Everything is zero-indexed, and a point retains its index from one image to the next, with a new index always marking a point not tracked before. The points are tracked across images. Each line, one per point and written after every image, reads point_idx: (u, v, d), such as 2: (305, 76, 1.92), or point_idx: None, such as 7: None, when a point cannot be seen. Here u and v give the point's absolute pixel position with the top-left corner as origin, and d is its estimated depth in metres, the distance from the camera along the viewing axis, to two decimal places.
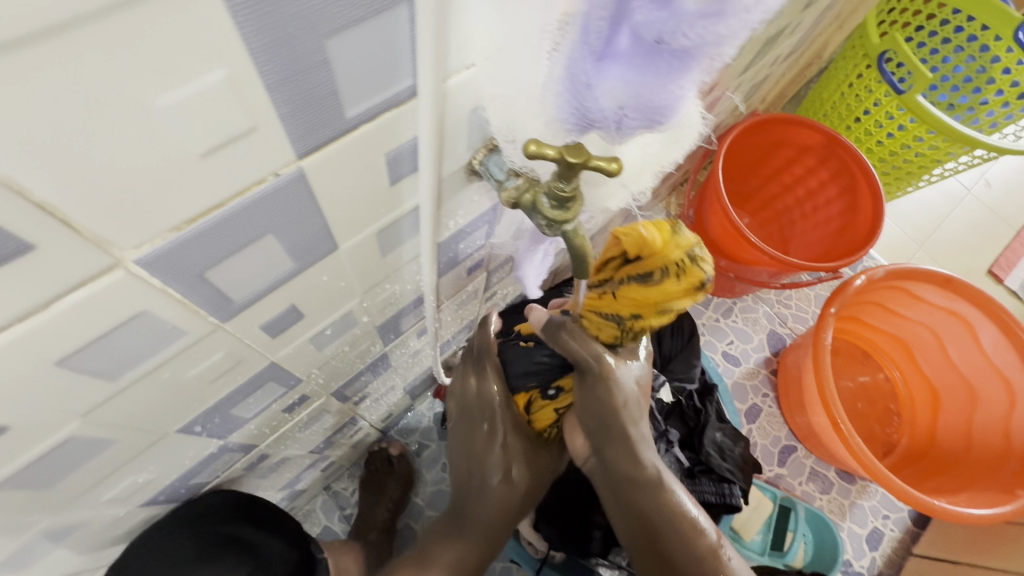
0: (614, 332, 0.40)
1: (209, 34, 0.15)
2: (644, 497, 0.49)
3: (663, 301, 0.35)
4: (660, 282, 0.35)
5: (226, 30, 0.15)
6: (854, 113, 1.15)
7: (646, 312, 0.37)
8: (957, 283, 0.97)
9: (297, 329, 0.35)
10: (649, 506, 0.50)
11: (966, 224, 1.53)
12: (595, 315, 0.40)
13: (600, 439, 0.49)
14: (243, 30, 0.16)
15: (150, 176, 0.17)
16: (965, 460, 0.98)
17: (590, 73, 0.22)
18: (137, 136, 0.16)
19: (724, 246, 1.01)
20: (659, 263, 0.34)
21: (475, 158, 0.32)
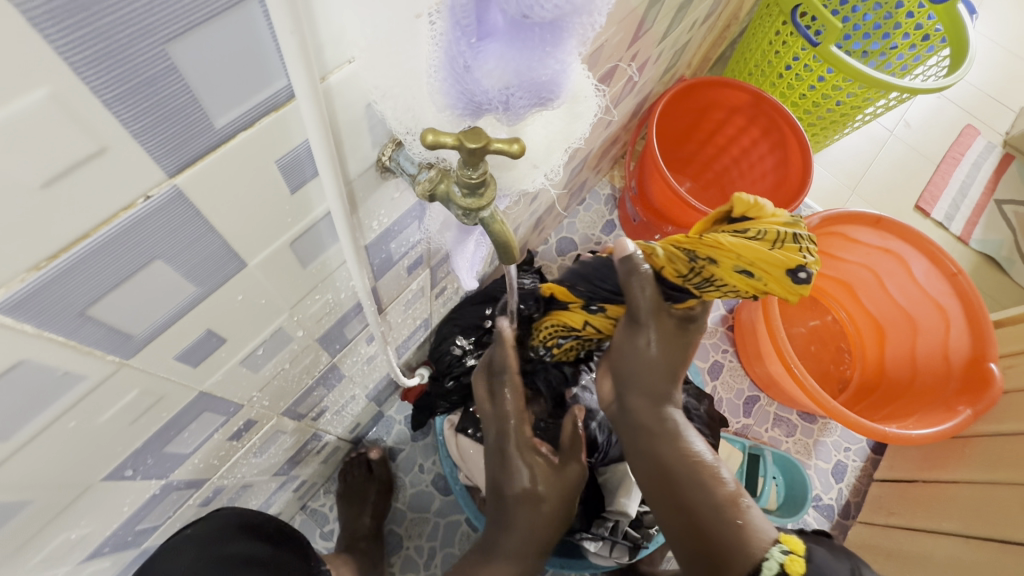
0: (679, 268, 0.47)
1: (9, 52, 0.14)
2: (662, 443, 0.55)
3: (748, 257, 0.42)
4: (757, 243, 0.42)
5: (32, 52, 0.14)
6: (776, 70, 1.19)
7: (725, 260, 0.43)
8: (887, 222, 1.02)
9: (221, 355, 0.33)
10: (667, 445, 0.55)
11: (892, 166, 1.62)
12: (675, 248, 0.47)
13: (624, 380, 0.55)
14: (55, 43, 0.14)
15: None
16: (913, 385, 1.05)
17: (467, 55, 0.21)
18: None
19: (667, 213, 1.04)
20: (766, 228, 0.42)
21: (383, 154, 0.31)
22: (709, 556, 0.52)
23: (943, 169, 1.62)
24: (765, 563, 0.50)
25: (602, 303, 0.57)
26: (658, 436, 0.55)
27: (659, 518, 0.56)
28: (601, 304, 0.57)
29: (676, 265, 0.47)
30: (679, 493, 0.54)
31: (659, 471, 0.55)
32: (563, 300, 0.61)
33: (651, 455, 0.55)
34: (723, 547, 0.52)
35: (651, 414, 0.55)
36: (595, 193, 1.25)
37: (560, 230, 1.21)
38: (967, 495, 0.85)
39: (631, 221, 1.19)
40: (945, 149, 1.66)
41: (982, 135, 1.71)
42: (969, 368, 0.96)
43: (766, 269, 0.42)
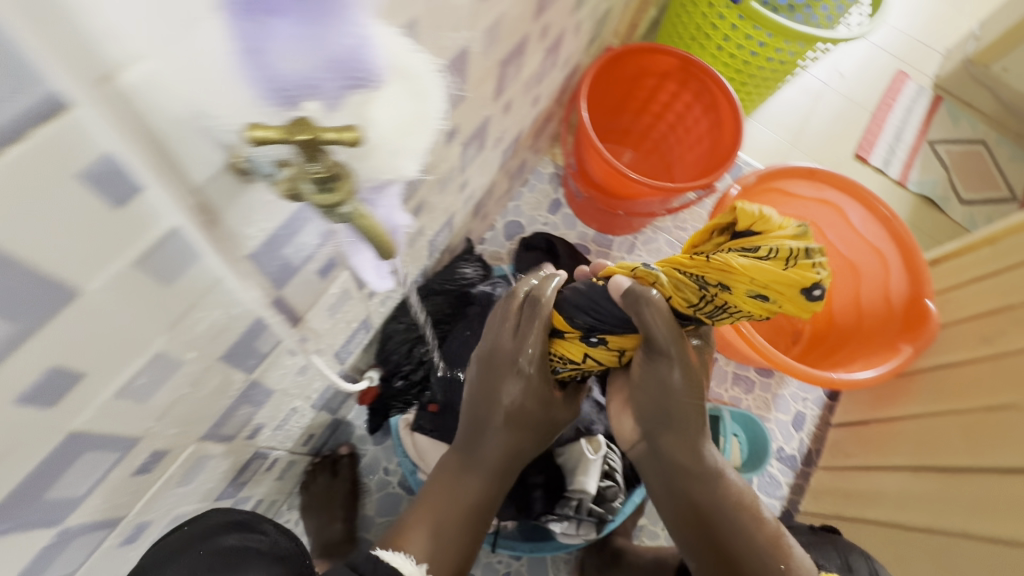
0: (688, 296, 0.50)
1: None
2: (704, 487, 0.62)
3: (759, 277, 0.43)
4: (769, 262, 0.43)
5: None
6: (704, 31, 1.18)
7: (735, 285, 0.45)
8: (821, 173, 1.04)
9: (86, 390, 0.31)
10: (704, 489, 0.62)
11: (829, 118, 1.65)
12: (683, 277, 0.49)
13: (659, 424, 0.60)
14: None
15: None
16: (859, 330, 1.08)
17: (249, 38, 0.20)
18: None
19: (608, 186, 1.03)
20: (776, 245, 0.44)
21: (234, 156, 0.27)
22: None
23: (877, 116, 1.65)
24: None
25: (603, 334, 0.56)
26: (694, 479, 0.62)
27: (693, 552, 0.64)
28: (602, 334, 0.56)
29: (682, 294, 0.50)
30: (719, 535, 0.62)
31: (698, 510, 0.62)
32: (556, 330, 0.58)
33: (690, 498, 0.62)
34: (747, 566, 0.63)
35: (688, 459, 0.61)
36: (538, 173, 1.24)
37: (506, 214, 1.20)
38: (913, 430, 0.88)
39: (575, 197, 1.18)
40: (878, 96, 1.70)
41: (912, 79, 1.76)
42: (908, 307, 0.99)
43: (779, 289, 0.43)
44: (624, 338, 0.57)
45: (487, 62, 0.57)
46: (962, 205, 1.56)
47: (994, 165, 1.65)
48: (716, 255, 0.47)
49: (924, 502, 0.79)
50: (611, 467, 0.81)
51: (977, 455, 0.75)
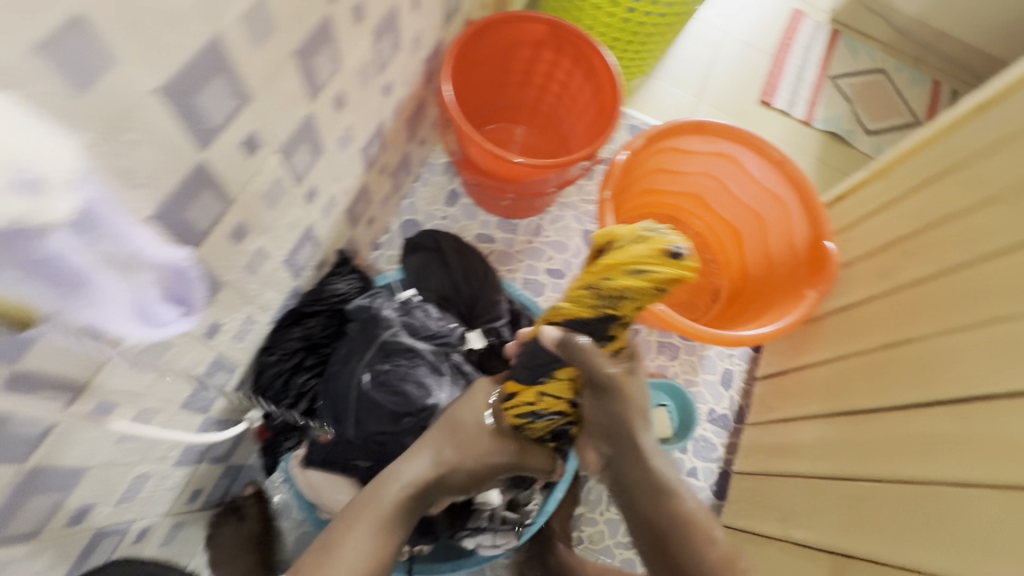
0: (590, 305, 0.54)
1: None
2: (665, 513, 0.61)
3: (630, 259, 0.50)
4: (630, 246, 0.51)
5: None
6: None
7: (615, 270, 0.51)
8: (708, 125, 1.00)
9: None
10: (662, 519, 0.61)
11: (731, 66, 1.62)
12: (580, 293, 0.55)
13: (614, 450, 0.63)
14: None
15: None
16: (772, 279, 1.06)
17: None
18: None
19: (493, 171, 0.97)
20: (625, 237, 0.53)
21: None
22: None
23: (778, 58, 1.64)
24: None
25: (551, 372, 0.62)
26: (656, 507, 0.61)
27: None
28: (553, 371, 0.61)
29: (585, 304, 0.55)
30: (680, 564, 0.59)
31: (657, 539, 0.61)
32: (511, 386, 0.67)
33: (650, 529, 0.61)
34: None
35: (643, 483, 0.61)
36: (431, 165, 1.17)
37: (401, 214, 1.12)
38: (826, 376, 0.87)
39: (470, 186, 1.11)
40: (777, 38, 1.68)
41: (808, 16, 1.75)
42: (811, 251, 0.96)
43: (651, 256, 0.50)
44: (571, 370, 0.61)
45: (270, 59, 0.49)
46: (868, 136, 1.57)
47: (895, 93, 1.66)
48: (596, 265, 0.54)
49: (835, 449, 0.78)
50: None
51: (885, 394, 0.74)
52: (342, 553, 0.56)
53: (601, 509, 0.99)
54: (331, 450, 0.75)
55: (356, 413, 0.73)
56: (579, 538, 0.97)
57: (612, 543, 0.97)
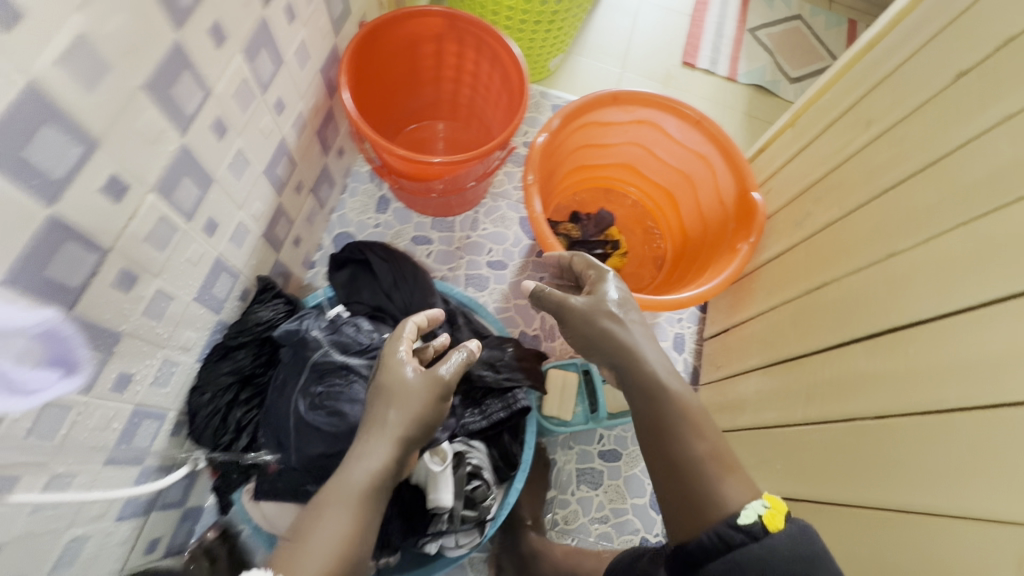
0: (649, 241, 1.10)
1: None
2: (657, 405, 0.61)
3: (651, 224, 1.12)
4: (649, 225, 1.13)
5: None
6: None
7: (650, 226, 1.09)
8: (623, 96, 0.99)
9: None
10: (655, 411, 0.61)
11: (650, 31, 1.62)
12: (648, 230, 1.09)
13: (609, 358, 0.67)
14: None
15: None
16: (706, 239, 1.07)
17: None
18: None
19: (411, 172, 0.96)
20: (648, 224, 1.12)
21: None
22: (695, 513, 0.55)
23: (695, 18, 1.64)
24: (744, 516, 0.53)
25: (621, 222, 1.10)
26: (646, 403, 0.61)
27: (662, 491, 0.59)
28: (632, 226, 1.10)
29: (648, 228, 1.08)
30: (674, 458, 0.58)
31: (651, 436, 0.60)
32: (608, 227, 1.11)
33: (645, 419, 0.61)
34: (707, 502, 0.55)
35: (637, 376, 0.63)
36: (356, 174, 1.15)
37: (332, 228, 1.10)
38: (761, 328, 0.89)
39: (397, 189, 1.10)
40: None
41: None
42: (739, 204, 0.98)
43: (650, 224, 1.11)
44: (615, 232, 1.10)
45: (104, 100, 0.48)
46: (791, 84, 1.59)
47: (813, 37, 1.68)
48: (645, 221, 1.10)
49: (776, 398, 0.81)
50: (477, 466, 0.76)
51: (817, 337, 0.75)
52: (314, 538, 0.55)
53: (571, 489, 0.99)
54: (280, 479, 0.72)
55: (295, 439, 0.71)
56: (553, 520, 0.97)
57: (587, 520, 0.97)
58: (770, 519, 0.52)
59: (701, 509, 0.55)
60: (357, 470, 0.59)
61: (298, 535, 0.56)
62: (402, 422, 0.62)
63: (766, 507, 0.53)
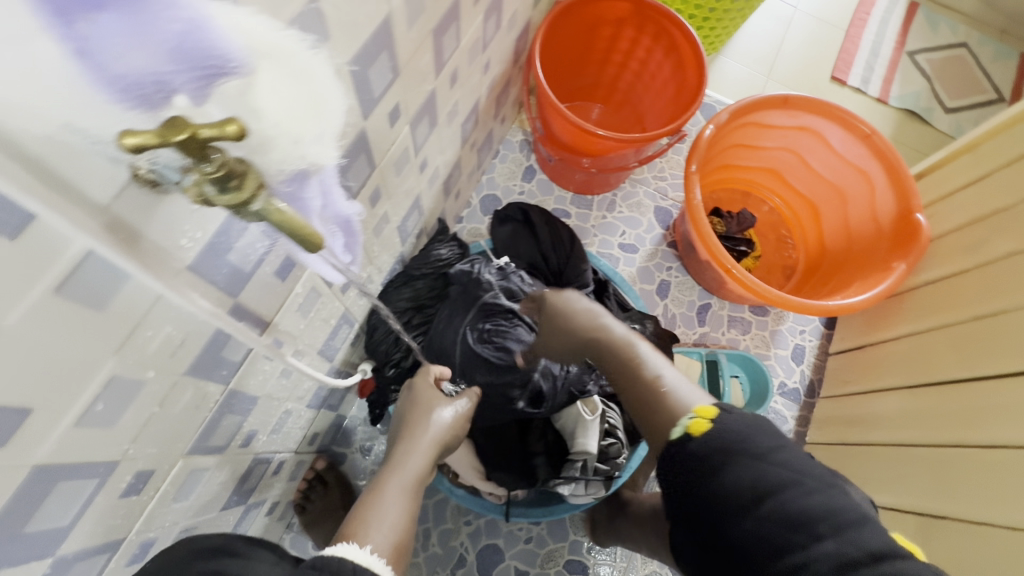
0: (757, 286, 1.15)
1: None
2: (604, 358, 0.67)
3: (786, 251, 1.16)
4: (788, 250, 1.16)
5: None
6: None
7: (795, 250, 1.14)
8: (794, 100, 1.00)
9: (38, 425, 0.31)
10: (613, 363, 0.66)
11: (801, 42, 1.59)
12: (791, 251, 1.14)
13: (581, 348, 0.71)
14: None
15: None
16: (850, 254, 1.06)
17: (76, 44, 0.19)
18: None
19: (576, 145, 1.01)
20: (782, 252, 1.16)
21: (138, 167, 0.28)
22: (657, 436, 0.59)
23: (852, 33, 1.59)
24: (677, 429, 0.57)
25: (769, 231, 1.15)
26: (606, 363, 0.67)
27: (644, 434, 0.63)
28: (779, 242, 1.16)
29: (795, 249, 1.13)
30: (636, 399, 0.63)
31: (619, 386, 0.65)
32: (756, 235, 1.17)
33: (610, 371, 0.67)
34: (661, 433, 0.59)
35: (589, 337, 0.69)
36: (508, 142, 1.22)
37: (481, 189, 1.18)
38: (908, 348, 0.88)
39: (547, 161, 1.16)
40: (851, 12, 1.63)
41: None
42: (897, 223, 0.96)
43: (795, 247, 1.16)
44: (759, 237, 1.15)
45: None
46: (947, 114, 1.52)
47: (978, 67, 1.59)
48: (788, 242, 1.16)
49: (921, 418, 0.81)
50: (612, 426, 0.82)
51: (974, 365, 0.76)
52: (381, 519, 0.56)
53: None
54: None
55: (461, 366, 0.79)
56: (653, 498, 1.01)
57: None
58: (695, 425, 0.56)
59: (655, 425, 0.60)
60: (410, 461, 0.63)
61: (355, 520, 0.56)
62: (439, 427, 0.67)
63: (692, 416, 0.57)
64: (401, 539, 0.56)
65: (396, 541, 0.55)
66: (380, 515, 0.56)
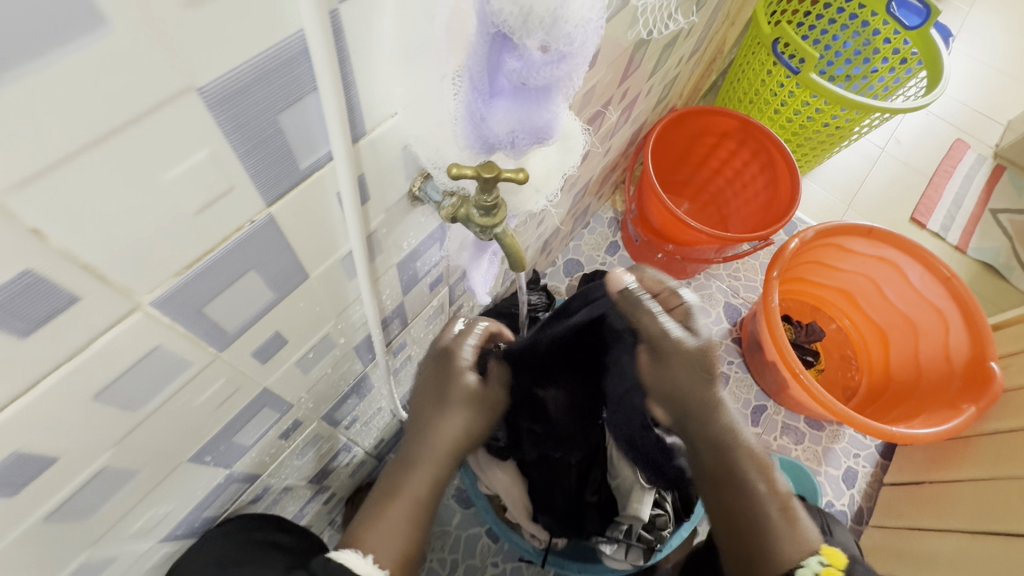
0: None
1: (206, 134, 0.21)
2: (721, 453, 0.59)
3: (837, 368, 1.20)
4: None
5: (224, 149, 0.23)
6: (773, 105, 1.20)
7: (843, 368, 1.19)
8: (879, 232, 1.07)
9: (283, 355, 0.40)
10: (719, 455, 0.59)
11: (884, 180, 1.68)
12: None
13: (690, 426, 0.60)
14: (206, 100, 0.20)
15: (175, 248, 0.24)
16: (918, 387, 1.08)
17: (482, 109, 0.28)
18: (159, 203, 0.22)
19: (667, 232, 1.11)
20: None
21: (414, 185, 0.38)
22: (746, 549, 0.59)
23: (936, 181, 1.67)
24: (800, 565, 0.56)
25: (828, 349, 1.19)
26: (718, 457, 0.59)
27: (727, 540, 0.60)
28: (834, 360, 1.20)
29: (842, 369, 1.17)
30: (743, 508, 0.59)
31: (723, 480, 0.60)
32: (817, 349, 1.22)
33: (723, 463, 0.59)
34: (773, 557, 0.57)
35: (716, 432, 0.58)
36: (598, 217, 1.33)
37: (567, 252, 1.29)
38: (972, 494, 0.88)
39: (633, 241, 1.26)
40: (936, 163, 1.72)
41: (971, 148, 1.77)
42: (970, 367, 0.98)
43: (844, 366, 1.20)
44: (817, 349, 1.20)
45: None
46: None
47: None
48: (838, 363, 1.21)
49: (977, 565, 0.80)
50: (661, 496, 0.85)
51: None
52: (389, 524, 0.50)
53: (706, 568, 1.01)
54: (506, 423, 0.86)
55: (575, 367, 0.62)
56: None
57: None
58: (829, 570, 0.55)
59: (759, 550, 0.58)
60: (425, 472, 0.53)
61: (367, 520, 0.51)
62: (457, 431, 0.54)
63: (824, 559, 0.56)
64: (408, 553, 0.51)
65: (406, 551, 0.50)
66: (387, 522, 0.50)
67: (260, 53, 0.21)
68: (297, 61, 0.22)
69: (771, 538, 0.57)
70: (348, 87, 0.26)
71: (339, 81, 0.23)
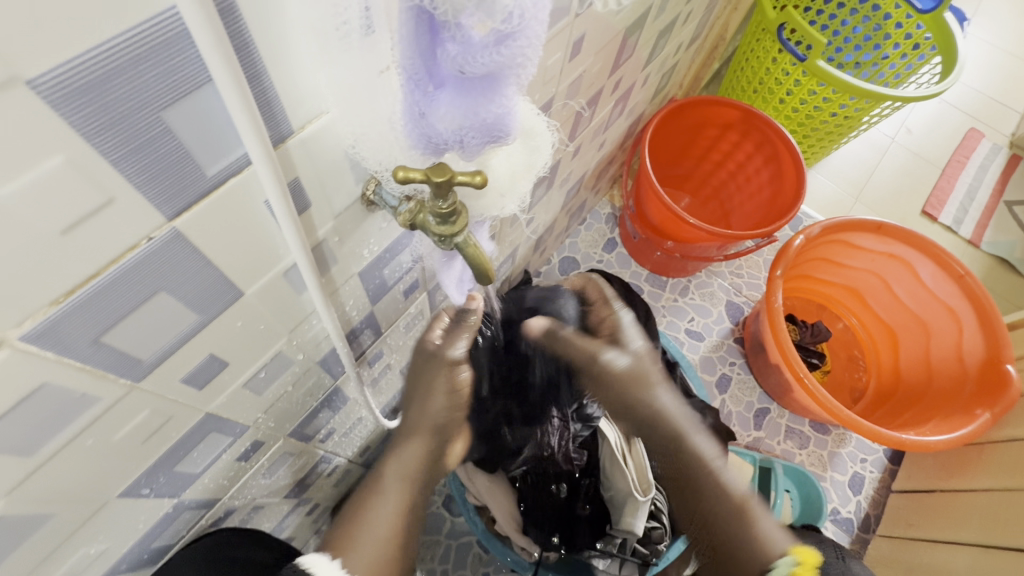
0: None
1: (55, 137, 0.17)
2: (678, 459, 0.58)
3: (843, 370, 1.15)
4: None
5: (89, 154, 0.19)
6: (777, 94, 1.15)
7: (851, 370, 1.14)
8: (889, 228, 1.01)
9: (225, 378, 0.36)
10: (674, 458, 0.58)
11: (894, 172, 1.61)
12: None
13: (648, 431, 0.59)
14: (43, 95, 0.16)
15: (43, 274, 0.20)
16: (929, 390, 1.03)
17: (421, 104, 0.24)
18: (6, 223, 0.18)
19: (666, 229, 1.06)
20: None
21: (367, 189, 0.34)
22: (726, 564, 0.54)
23: (948, 173, 1.61)
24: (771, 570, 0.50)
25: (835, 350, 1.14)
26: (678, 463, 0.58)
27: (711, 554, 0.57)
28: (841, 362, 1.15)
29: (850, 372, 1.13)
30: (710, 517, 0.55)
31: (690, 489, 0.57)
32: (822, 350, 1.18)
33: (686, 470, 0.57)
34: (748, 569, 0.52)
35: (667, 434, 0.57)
36: (595, 213, 1.29)
37: (562, 250, 1.24)
38: (985, 505, 0.84)
39: (631, 238, 1.21)
40: (949, 153, 1.66)
41: (986, 137, 1.70)
42: (985, 370, 0.93)
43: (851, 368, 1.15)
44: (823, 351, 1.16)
45: None
46: None
47: None
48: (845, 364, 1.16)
49: None
50: (657, 508, 0.81)
51: None
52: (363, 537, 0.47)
53: None
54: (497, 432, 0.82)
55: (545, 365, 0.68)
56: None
57: None
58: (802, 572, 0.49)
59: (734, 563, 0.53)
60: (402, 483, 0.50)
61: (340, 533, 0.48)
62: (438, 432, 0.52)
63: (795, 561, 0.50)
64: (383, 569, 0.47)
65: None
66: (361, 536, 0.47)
67: (119, 35, 0.17)
68: (175, 45, 0.18)
69: (748, 546, 0.52)
70: (257, 79, 0.22)
71: (238, 72, 0.19)
